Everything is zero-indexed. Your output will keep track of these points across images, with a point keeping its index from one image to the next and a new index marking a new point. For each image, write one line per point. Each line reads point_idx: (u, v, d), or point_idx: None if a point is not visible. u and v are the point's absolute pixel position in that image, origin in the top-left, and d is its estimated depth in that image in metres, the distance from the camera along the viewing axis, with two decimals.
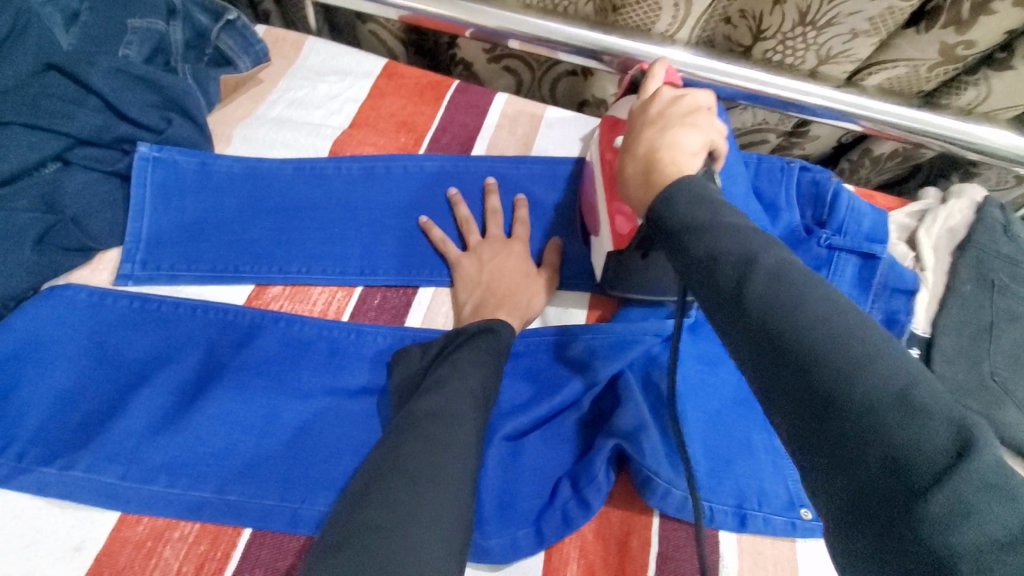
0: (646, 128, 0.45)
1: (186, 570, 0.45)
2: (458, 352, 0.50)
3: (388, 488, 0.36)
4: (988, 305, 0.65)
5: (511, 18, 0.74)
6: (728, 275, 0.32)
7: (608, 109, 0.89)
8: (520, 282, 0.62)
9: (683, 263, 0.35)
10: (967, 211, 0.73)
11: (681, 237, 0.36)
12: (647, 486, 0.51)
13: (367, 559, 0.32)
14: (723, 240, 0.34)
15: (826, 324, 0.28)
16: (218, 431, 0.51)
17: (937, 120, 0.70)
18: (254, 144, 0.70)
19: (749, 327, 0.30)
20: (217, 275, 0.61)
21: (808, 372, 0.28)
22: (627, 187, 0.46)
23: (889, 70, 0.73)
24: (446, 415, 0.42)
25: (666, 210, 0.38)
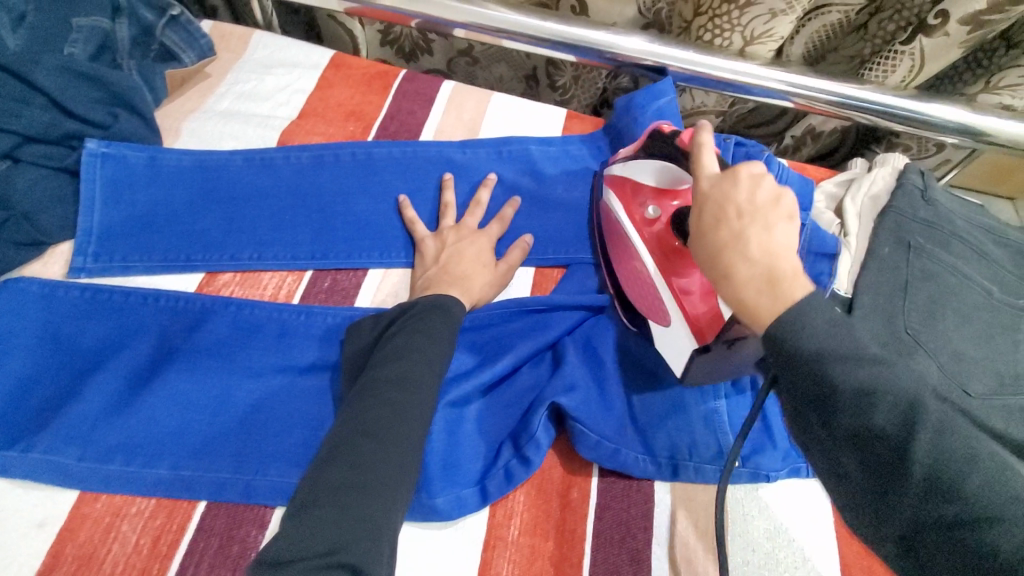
0: (743, 224, 0.41)
1: (143, 542, 0.47)
2: (412, 322, 0.52)
3: (351, 451, 0.41)
4: (905, 265, 0.69)
5: (452, 7, 0.77)
6: (890, 422, 0.34)
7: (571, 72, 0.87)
8: (476, 267, 0.63)
9: (817, 392, 0.36)
10: (889, 179, 0.78)
11: (824, 371, 0.35)
12: (580, 437, 0.55)
13: (333, 515, 0.37)
14: (873, 375, 0.35)
15: (979, 477, 0.33)
16: (172, 411, 0.53)
17: (874, 95, 0.74)
18: (203, 138, 0.72)
19: (911, 479, 0.34)
20: (169, 265, 0.63)
21: (958, 520, 0.33)
22: (735, 288, 0.40)
23: (824, 18, 0.75)
24: (402, 381, 0.46)
25: (798, 335, 0.36)
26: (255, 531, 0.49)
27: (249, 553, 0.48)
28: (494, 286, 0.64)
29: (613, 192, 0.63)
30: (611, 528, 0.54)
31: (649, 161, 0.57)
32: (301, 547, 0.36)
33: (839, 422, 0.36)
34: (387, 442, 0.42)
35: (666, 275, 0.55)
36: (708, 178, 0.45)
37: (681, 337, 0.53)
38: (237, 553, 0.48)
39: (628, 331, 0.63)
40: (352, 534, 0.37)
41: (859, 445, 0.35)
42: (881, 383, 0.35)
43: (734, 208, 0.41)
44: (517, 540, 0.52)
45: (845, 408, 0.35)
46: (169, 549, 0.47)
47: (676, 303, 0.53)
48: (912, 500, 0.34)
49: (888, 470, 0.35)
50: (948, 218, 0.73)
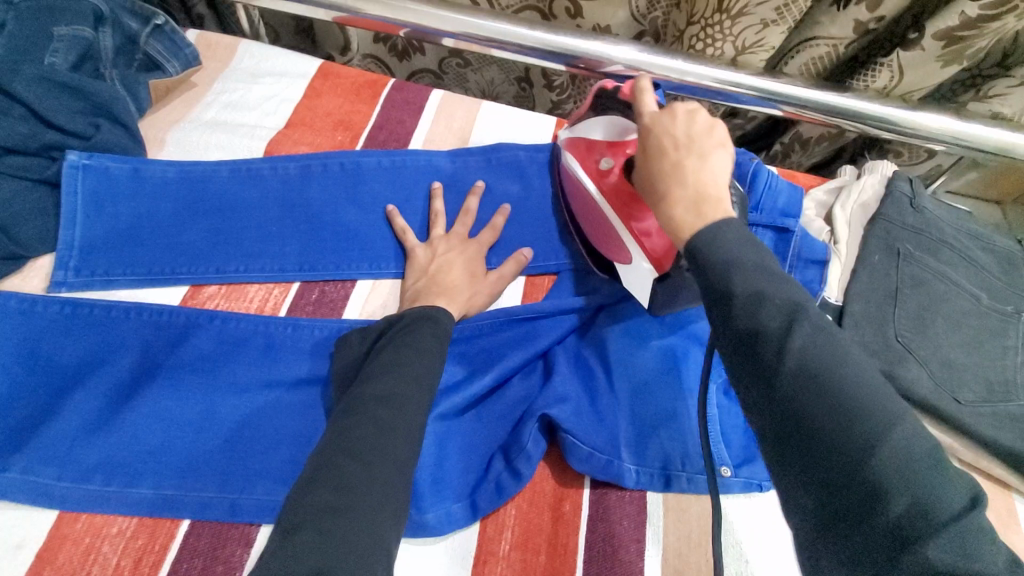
0: (681, 154, 0.45)
1: (124, 563, 0.46)
2: (399, 335, 0.51)
3: (337, 476, 0.38)
4: (895, 273, 0.69)
5: (441, 16, 0.77)
6: (771, 322, 0.34)
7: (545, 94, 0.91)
8: (468, 278, 0.63)
9: (715, 292, 0.36)
10: (877, 186, 0.78)
11: (723, 272, 0.36)
12: (572, 451, 0.54)
13: (324, 542, 0.34)
14: (768, 282, 0.35)
15: (851, 381, 0.32)
16: (155, 428, 0.52)
17: (861, 103, 0.75)
18: (189, 149, 0.71)
19: (781, 374, 0.32)
20: (154, 278, 0.62)
21: (818, 423, 0.31)
22: (668, 208, 0.43)
23: (813, 48, 0.77)
24: (391, 397, 0.45)
25: (710, 243, 0.38)
26: (240, 550, 0.48)
27: (233, 574, 0.46)
28: (484, 294, 0.63)
29: (569, 151, 0.65)
30: (604, 540, 0.53)
31: (601, 118, 0.59)
32: (288, 573, 0.32)
33: (727, 323, 0.35)
34: (376, 463, 0.41)
35: (626, 221, 0.56)
36: (652, 119, 0.49)
37: (640, 272, 0.56)
38: (220, 574, 0.47)
39: (618, 339, 0.63)
40: (344, 555, 0.34)
41: (738, 345, 0.35)
42: (773, 289, 0.35)
43: (674, 140, 0.46)
44: (508, 555, 0.51)
45: (735, 309, 0.35)
46: (151, 571, 0.46)
47: (632, 242, 0.55)
48: (776, 398, 0.33)
49: (759, 371, 0.34)
50: (937, 226, 0.73)
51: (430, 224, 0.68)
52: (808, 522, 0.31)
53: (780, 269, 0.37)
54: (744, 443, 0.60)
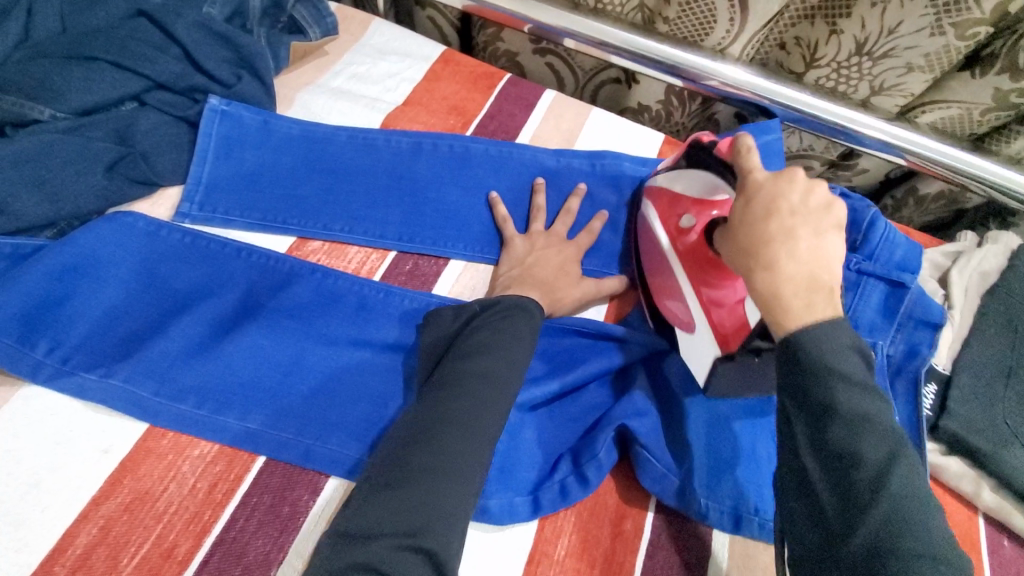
0: (795, 222, 0.39)
1: (201, 485, 0.48)
2: (493, 319, 0.51)
3: (428, 438, 0.42)
4: (1013, 351, 0.65)
5: (568, 18, 0.78)
6: (870, 455, 0.36)
7: (653, 116, 0.91)
8: (562, 275, 0.63)
9: (816, 401, 0.37)
10: (1000, 258, 0.72)
11: (824, 381, 0.37)
12: (643, 466, 0.52)
13: (410, 500, 0.38)
14: (869, 406, 0.37)
15: (932, 536, 0.34)
16: (247, 363, 0.54)
17: (994, 168, 0.71)
18: (313, 110, 0.74)
19: (867, 513, 0.35)
20: (266, 224, 0.64)
21: (842, 492, 0.36)
22: (774, 283, 0.39)
23: (942, 110, 0.73)
24: (486, 376, 0.46)
25: (820, 341, 0.38)
26: (307, 496, 0.49)
27: (299, 518, 0.48)
28: (575, 295, 0.62)
29: (652, 203, 0.63)
30: (661, 568, 0.50)
31: (699, 172, 0.55)
32: (378, 523, 0.37)
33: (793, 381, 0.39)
34: (464, 430, 0.42)
35: (694, 284, 0.54)
36: (766, 178, 0.42)
37: (704, 346, 0.54)
38: (286, 515, 0.48)
39: None
40: (427, 519, 0.38)
41: (826, 462, 0.37)
42: (847, 367, 0.37)
43: (788, 205, 0.40)
44: (562, 562, 0.50)
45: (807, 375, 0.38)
46: (224, 497, 0.48)
47: (703, 310, 0.53)
48: (856, 525, 0.35)
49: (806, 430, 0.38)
50: None
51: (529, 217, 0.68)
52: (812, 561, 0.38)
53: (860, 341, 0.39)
54: None
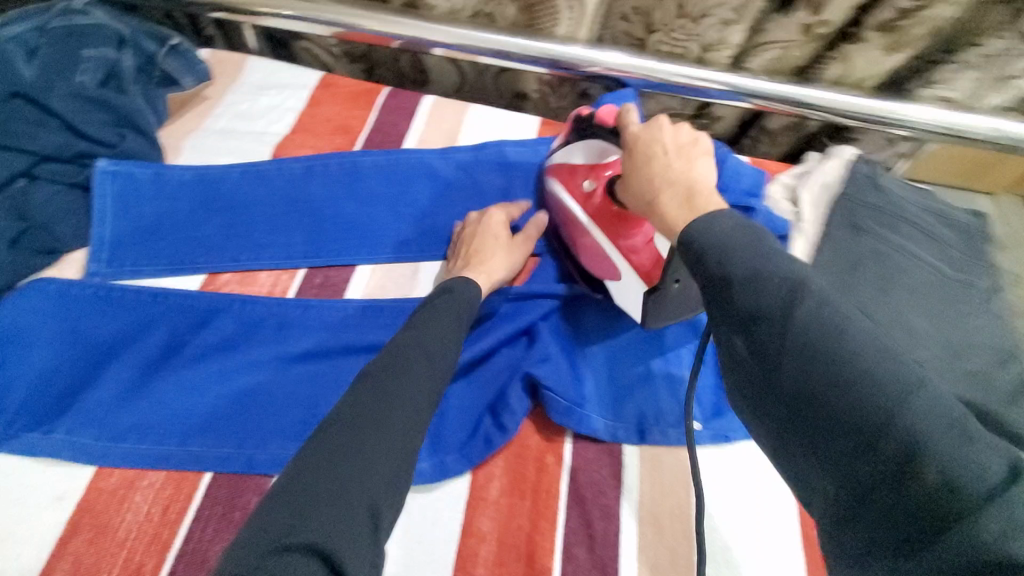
0: (672, 159, 0.47)
1: (154, 510, 0.53)
2: (419, 321, 0.55)
3: (380, 416, 0.43)
4: (855, 246, 0.74)
5: (429, 28, 0.84)
6: (770, 296, 0.33)
7: (534, 104, 1.00)
8: (491, 242, 0.68)
9: (714, 282, 0.36)
10: (840, 170, 0.81)
11: (751, 293, 0.34)
12: (553, 406, 0.60)
13: (298, 500, 0.37)
14: (762, 262, 0.35)
15: (861, 346, 0.31)
16: (180, 395, 0.58)
17: (824, 95, 0.82)
18: (204, 153, 0.78)
19: (789, 350, 0.32)
20: (176, 269, 0.68)
21: (828, 409, 0.30)
22: (664, 213, 0.45)
23: (767, 53, 0.83)
24: (398, 376, 0.47)
25: (703, 233, 0.39)
26: (257, 498, 0.54)
27: (252, 518, 0.53)
28: (502, 269, 0.67)
29: (555, 178, 0.68)
30: (584, 488, 0.58)
31: (582, 143, 0.62)
32: (261, 532, 0.35)
33: (731, 312, 0.35)
34: (413, 411, 0.46)
35: (613, 240, 0.60)
36: (640, 130, 0.51)
37: (633, 287, 0.59)
38: (241, 518, 0.53)
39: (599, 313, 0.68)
40: (315, 517, 0.36)
41: (741, 322, 0.35)
42: (767, 267, 0.35)
43: (665, 147, 0.48)
44: (497, 500, 0.57)
45: (734, 298, 0.35)
46: (178, 516, 0.52)
47: (624, 258, 0.59)
48: (786, 363, 0.32)
49: (766, 347, 0.33)
50: (898, 205, 0.77)
51: (423, 214, 0.75)
52: (843, 507, 0.31)
53: (781, 250, 0.37)
54: (714, 400, 0.65)
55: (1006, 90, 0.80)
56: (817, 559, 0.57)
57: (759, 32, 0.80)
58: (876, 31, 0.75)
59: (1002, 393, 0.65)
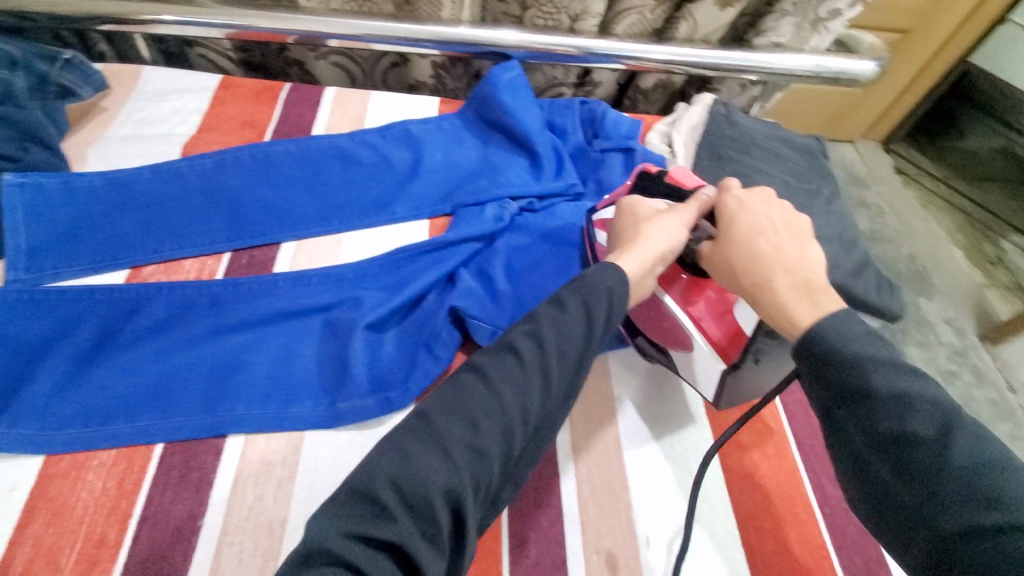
0: (783, 242, 0.52)
1: (110, 484, 0.55)
2: (548, 306, 0.54)
3: (469, 412, 0.46)
4: (721, 171, 0.86)
5: (321, 21, 0.89)
6: (923, 425, 0.41)
7: (431, 90, 1.08)
8: (637, 221, 0.62)
9: (858, 398, 0.43)
10: (701, 114, 0.95)
11: (902, 418, 0.41)
12: (480, 331, 0.67)
13: (392, 484, 0.41)
14: (904, 381, 0.42)
15: (1012, 487, 0.38)
16: (120, 379, 0.60)
17: (681, 50, 0.94)
18: (111, 160, 0.79)
19: (945, 478, 0.39)
20: (97, 266, 0.70)
21: (986, 533, 0.37)
22: (778, 296, 0.50)
23: (626, 18, 0.96)
24: (512, 378, 0.49)
25: (837, 343, 0.45)
26: (212, 458, 0.57)
27: (211, 476, 0.56)
28: (679, 230, 0.59)
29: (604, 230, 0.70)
30: None
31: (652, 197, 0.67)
32: (355, 508, 0.40)
33: (875, 428, 0.42)
34: (511, 412, 0.47)
35: (679, 302, 0.62)
36: (740, 204, 0.56)
37: (706, 360, 0.61)
38: (199, 478, 0.56)
39: (513, 254, 0.76)
40: (396, 506, 0.40)
41: (895, 456, 0.42)
42: (915, 391, 0.42)
43: (773, 226, 0.54)
44: None
45: (882, 417, 0.42)
46: (135, 485, 0.55)
47: (696, 329, 0.61)
48: (930, 480, 0.40)
49: (920, 472, 0.40)
50: (749, 134, 0.91)
51: (341, 191, 0.80)
52: None
53: (915, 370, 0.44)
54: None
55: (822, 33, 0.97)
56: (719, 425, 0.67)
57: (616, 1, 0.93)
58: None
59: (846, 271, 0.79)
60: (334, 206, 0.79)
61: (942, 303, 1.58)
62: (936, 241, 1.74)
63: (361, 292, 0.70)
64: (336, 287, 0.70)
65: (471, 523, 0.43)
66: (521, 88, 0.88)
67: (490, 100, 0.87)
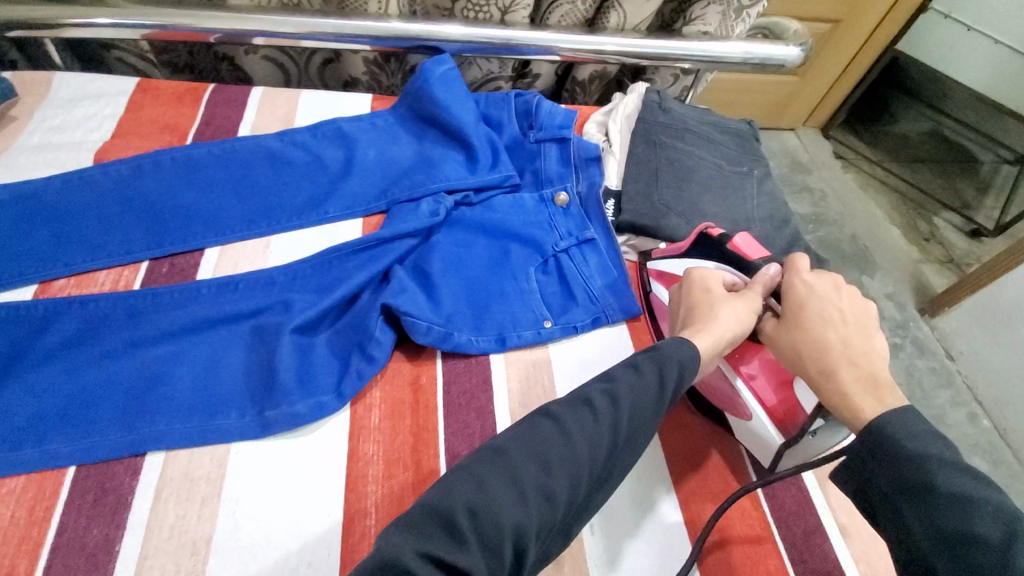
0: (853, 335, 0.55)
1: (19, 514, 0.51)
2: (627, 361, 0.55)
3: (546, 458, 0.46)
4: (654, 157, 0.87)
5: (243, 20, 0.86)
6: (989, 526, 0.42)
7: (366, 87, 1.06)
8: (706, 296, 0.62)
9: (920, 490, 0.45)
10: (636, 102, 0.96)
11: (964, 516, 0.43)
12: (416, 329, 0.65)
13: (463, 511, 0.41)
14: (967, 483, 0.45)
15: None
16: (26, 401, 0.56)
17: (619, 39, 0.95)
18: (16, 169, 0.74)
19: None
20: (3, 283, 0.65)
21: None
22: (841, 386, 0.52)
23: (557, 10, 0.97)
24: (587, 428, 0.49)
25: (900, 438, 0.48)
26: (131, 478, 0.54)
27: (131, 497, 0.53)
28: (747, 318, 0.59)
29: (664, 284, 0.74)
30: (459, 397, 0.65)
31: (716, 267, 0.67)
32: (422, 525, 0.41)
33: (933, 520, 0.44)
34: (584, 462, 0.47)
35: (734, 365, 0.63)
36: (811, 290, 0.58)
37: (761, 427, 0.61)
38: (118, 500, 0.53)
39: (450, 248, 0.75)
40: (460, 533, 0.40)
41: (958, 556, 0.42)
42: (978, 493, 0.44)
43: (844, 320, 0.56)
44: (379, 425, 0.61)
45: (942, 510, 0.44)
46: (46, 513, 0.51)
47: (751, 392, 0.62)
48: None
49: (983, 572, 0.41)
50: (681, 119, 0.93)
51: (271, 193, 0.77)
52: None
53: (981, 476, 0.46)
54: (560, 301, 0.74)
55: (744, 20, 1.02)
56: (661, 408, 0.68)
57: None
58: None
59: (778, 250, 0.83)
60: (264, 208, 0.76)
61: (883, 280, 1.65)
62: (875, 221, 1.82)
63: (292, 294, 0.68)
64: (264, 292, 0.67)
65: (527, 567, 0.43)
66: (455, 81, 0.87)
67: (422, 93, 0.86)
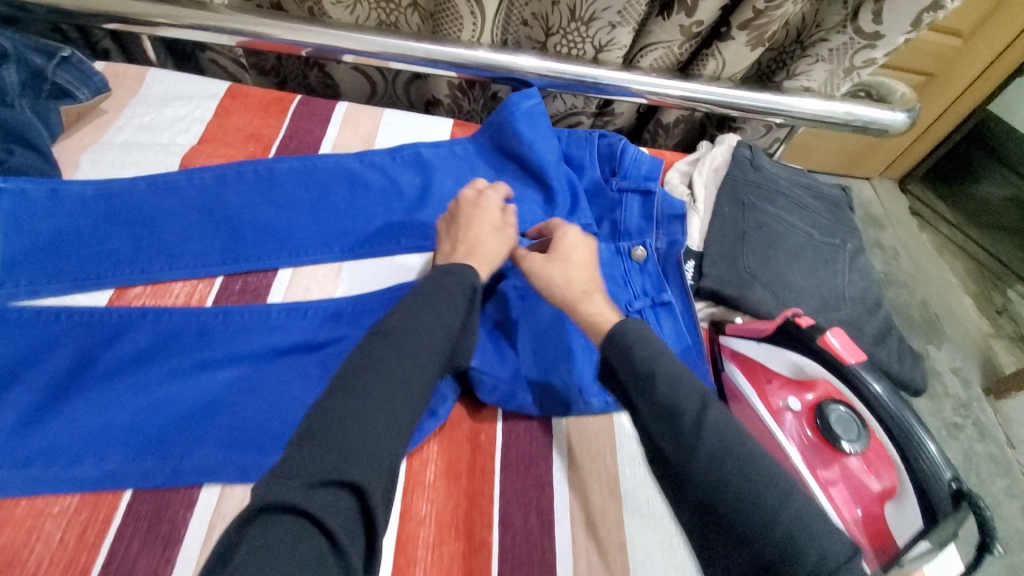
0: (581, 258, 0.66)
1: (69, 536, 0.50)
2: (439, 283, 0.59)
3: (386, 375, 0.47)
4: (741, 220, 0.82)
5: (337, 37, 0.85)
6: (689, 399, 0.48)
7: (447, 109, 1.04)
8: (489, 232, 0.69)
9: (638, 383, 0.50)
10: (725, 155, 0.91)
11: (672, 394, 0.48)
12: (479, 385, 0.64)
13: (338, 442, 0.41)
14: (677, 368, 0.50)
15: (755, 449, 0.46)
16: (91, 414, 0.56)
17: (715, 89, 0.90)
18: (104, 166, 0.75)
19: (703, 446, 0.45)
20: (81, 284, 0.66)
21: (719, 494, 0.44)
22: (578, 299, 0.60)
23: (655, 52, 0.92)
24: (417, 338, 0.51)
25: (627, 336, 0.53)
26: (183, 512, 0.53)
27: (181, 532, 0.52)
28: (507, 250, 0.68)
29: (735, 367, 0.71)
30: (517, 461, 0.62)
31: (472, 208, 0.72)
32: (312, 462, 0.39)
33: (652, 403, 0.49)
34: (424, 376, 0.50)
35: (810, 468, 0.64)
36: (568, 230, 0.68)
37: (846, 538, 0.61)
38: (167, 533, 0.52)
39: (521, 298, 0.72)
40: (352, 460, 0.40)
41: (668, 429, 0.48)
42: (680, 376, 0.50)
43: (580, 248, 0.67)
44: (434, 482, 0.59)
45: (659, 393, 0.49)
46: (97, 538, 0.50)
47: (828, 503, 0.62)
48: (687, 445, 0.46)
49: (682, 435, 0.47)
50: (772, 179, 0.88)
51: (346, 215, 0.77)
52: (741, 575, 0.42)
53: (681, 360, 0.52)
54: None
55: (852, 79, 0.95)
56: None
57: (646, 33, 0.90)
58: (739, 30, 0.86)
59: (868, 337, 0.78)
60: (339, 233, 0.75)
61: (950, 353, 1.50)
62: (949, 288, 1.69)
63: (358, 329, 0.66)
64: (332, 324, 0.66)
65: None
66: (540, 117, 0.84)
67: (506, 128, 0.84)
